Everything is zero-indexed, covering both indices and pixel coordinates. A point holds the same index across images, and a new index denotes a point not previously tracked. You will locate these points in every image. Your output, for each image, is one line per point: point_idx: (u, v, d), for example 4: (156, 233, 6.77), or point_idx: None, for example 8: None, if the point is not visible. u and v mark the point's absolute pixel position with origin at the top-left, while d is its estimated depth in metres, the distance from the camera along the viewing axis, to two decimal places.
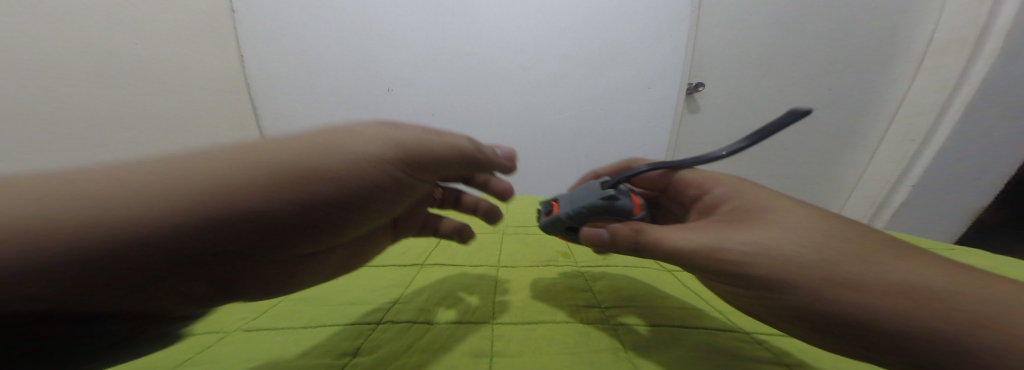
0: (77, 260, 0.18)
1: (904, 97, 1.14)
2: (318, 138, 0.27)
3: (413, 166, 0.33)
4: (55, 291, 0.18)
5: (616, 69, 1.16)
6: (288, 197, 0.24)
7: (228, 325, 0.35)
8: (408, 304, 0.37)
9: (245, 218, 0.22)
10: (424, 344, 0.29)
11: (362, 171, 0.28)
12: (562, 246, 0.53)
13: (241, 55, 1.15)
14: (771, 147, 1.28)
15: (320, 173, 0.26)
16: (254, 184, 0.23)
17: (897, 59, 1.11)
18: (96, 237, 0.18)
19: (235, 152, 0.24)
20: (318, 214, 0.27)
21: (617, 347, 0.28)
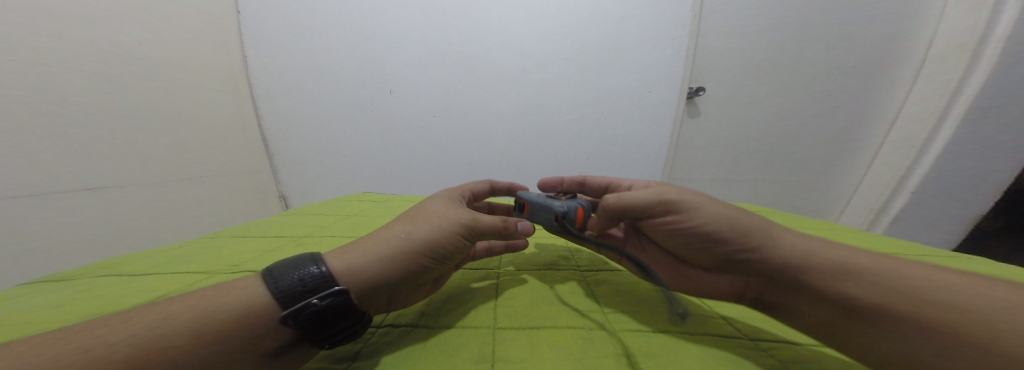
0: (311, 283, 0.27)
1: (902, 105, 1.16)
2: (412, 225, 0.35)
3: (467, 235, 0.38)
4: (293, 295, 0.26)
5: (616, 73, 1.17)
6: (389, 274, 0.31)
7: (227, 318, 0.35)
8: (409, 308, 0.36)
9: (363, 288, 0.29)
10: (427, 347, 0.28)
11: (435, 245, 0.34)
12: (563, 250, 0.52)
13: (241, 53, 1.13)
14: (770, 152, 1.29)
15: (409, 254, 0.32)
16: (373, 267, 0.30)
17: (899, 65, 1.12)
18: (319, 278, 0.27)
19: (365, 244, 0.32)
20: (405, 282, 0.33)
21: (620, 353, 0.28)
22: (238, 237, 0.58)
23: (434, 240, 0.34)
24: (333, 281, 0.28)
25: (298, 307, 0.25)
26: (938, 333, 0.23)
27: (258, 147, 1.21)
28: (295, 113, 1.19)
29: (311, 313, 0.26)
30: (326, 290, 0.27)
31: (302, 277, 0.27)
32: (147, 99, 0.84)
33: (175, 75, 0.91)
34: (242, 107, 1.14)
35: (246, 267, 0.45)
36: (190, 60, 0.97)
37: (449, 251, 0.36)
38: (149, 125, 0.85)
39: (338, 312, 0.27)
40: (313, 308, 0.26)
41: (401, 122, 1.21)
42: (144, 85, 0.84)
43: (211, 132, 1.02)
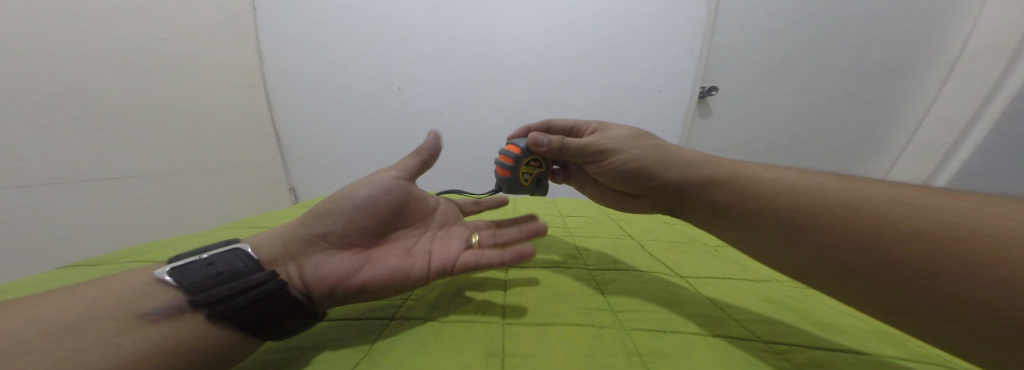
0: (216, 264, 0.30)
1: (930, 106, 1.12)
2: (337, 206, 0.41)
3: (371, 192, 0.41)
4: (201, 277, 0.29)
5: (626, 72, 1.15)
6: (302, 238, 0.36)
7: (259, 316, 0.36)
8: (421, 301, 0.37)
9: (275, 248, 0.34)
10: (437, 341, 0.29)
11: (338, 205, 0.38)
12: (572, 248, 0.52)
13: (257, 48, 1.14)
14: (783, 153, 1.26)
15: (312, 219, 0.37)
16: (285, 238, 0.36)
17: (928, 65, 1.08)
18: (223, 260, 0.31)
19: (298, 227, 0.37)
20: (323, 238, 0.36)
21: (632, 351, 0.28)
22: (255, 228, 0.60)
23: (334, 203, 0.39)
24: (238, 256, 0.32)
25: (195, 282, 0.28)
26: (890, 246, 0.25)
27: (271, 141, 1.24)
28: (306, 108, 1.21)
29: (214, 283, 0.29)
30: (225, 265, 0.30)
31: (211, 265, 0.30)
32: (167, 91, 0.87)
33: (193, 70, 0.94)
34: (255, 103, 1.16)
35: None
36: (207, 55, 0.98)
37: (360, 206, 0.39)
38: (172, 118, 0.88)
39: (233, 276, 0.30)
40: (214, 279, 0.29)
41: (409, 118, 1.22)
42: (169, 80, 0.87)
43: (227, 126, 1.05)
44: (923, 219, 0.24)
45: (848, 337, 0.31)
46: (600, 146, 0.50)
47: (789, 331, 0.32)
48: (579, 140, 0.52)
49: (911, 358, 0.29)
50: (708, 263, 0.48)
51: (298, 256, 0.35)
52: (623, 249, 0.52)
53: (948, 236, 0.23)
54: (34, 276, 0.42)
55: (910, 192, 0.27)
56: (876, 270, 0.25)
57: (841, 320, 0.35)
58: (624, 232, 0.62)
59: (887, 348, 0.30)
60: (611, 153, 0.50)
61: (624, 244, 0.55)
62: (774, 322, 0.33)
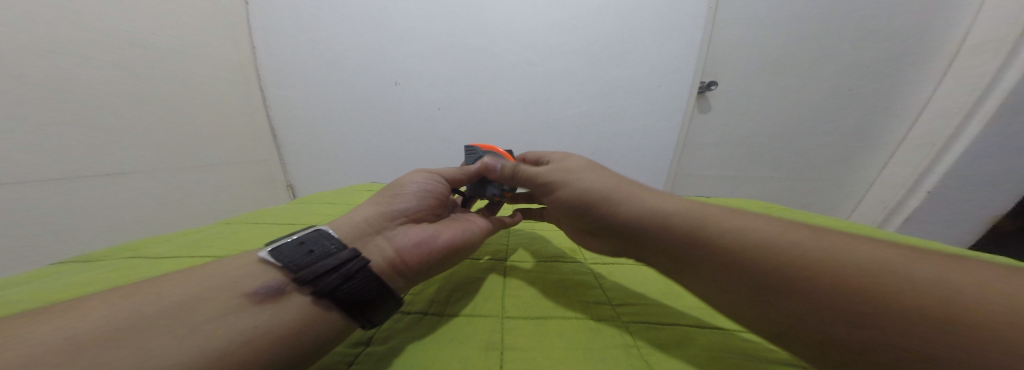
0: (309, 243, 0.31)
1: (928, 100, 1.12)
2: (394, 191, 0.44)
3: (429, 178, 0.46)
4: (301, 257, 0.30)
5: (625, 67, 1.14)
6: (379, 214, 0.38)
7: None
8: (420, 296, 0.36)
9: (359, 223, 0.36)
10: (434, 335, 0.29)
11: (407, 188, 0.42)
12: (569, 243, 0.52)
13: (251, 43, 1.12)
14: (781, 148, 1.26)
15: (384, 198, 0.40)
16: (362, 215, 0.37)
17: (927, 59, 1.08)
18: (312, 239, 0.32)
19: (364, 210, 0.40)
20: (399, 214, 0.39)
21: (628, 343, 0.28)
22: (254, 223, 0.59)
23: (401, 188, 0.42)
24: (328, 236, 0.33)
25: (300, 263, 0.29)
26: (859, 316, 0.22)
27: (267, 137, 1.22)
28: (302, 105, 1.20)
29: (314, 264, 0.30)
30: (322, 244, 0.31)
31: (306, 247, 0.31)
32: (161, 87, 0.85)
33: (185, 67, 0.92)
34: (251, 99, 1.15)
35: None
36: (200, 50, 0.97)
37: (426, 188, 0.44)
38: (167, 115, 0.87)
39: (332, 257, 0.30)
40: (314, 260, 0.30)
41: (407, 114, 1.21)
42: (163, 77, 0.86)
43: (214, 119, 1.01)
44: (894, 289, 0.21)
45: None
46: (551, 176, 0.45)
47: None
48: (528, 168, 0.47)
49: None
50: None
51: (382, 231, 0.37)
52: None
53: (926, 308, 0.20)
54: (31, 272, 0.42)
55: (870, 245, 0.24)
56: (846, 343, 0.22)
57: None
58: None
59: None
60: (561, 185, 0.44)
61: None
62: None
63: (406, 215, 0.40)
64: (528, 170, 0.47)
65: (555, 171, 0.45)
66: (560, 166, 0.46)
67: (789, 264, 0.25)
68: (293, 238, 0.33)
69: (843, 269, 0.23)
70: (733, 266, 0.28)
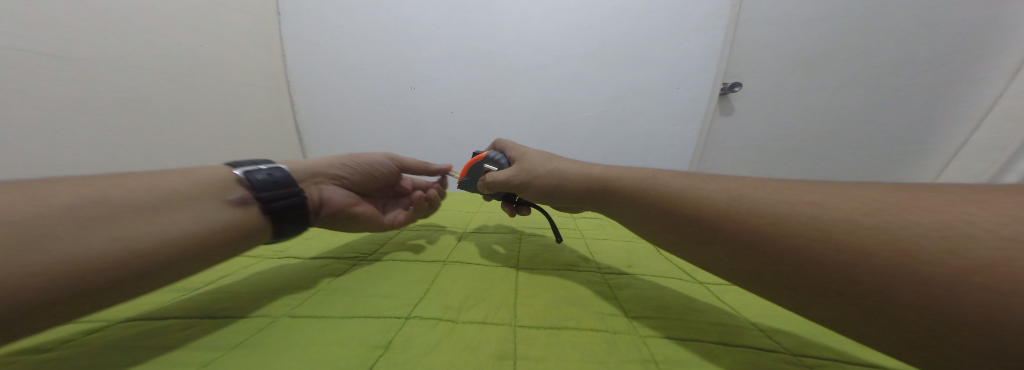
0: (274, 174, 0.41)
1: (997, 99, 1.03)
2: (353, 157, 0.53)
3: (381, 165, 0.56)
4: (264, 180, 0.39)
5: (641, 69, 1.12)
6: (329, 172, 0.48)
7: (274, 309, 0.31)
8: (436, 300, 0.33)
9: (308, 172, 0.46)
10: (447, 343, 0.27)
11: (359, 164, 0.53)
12: (583, 251, 0.51)
13: (281, 51, 1.15)
14: (813, 152, 1.19)
15: (339, 162, 0.50)
16: (317, 165, 0.47)
17: (997, 55, 0.98)
18: (275, 171, 0.41)
19: (323, 159, 0.49)
20: (340, 178, 0.50)
21: (646, 359, 0.26)
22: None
23: (358, 158, 0.53)
24: (286, 172, 0.42)
25: (263, 185, 0.38)
26: (870, 270, 0.21)
27: (294, 141, 1.27)
28: (324, 110, 1.24)
29: (272, 188, 0.39)
30: (282, 177, 0.41)
31: (268, 173, 0.40)
32: (216, 97, 0.92)
33: (229, 76, 0.96)
34: (280, 104, 1.19)
35: (303, 263, 0.43)
36: (244, 61, 1.01)
37: (371, 172, 0.54)
38: (214, 123, 0.93)
39: (288, 188, 0.40)
40: (272, 186, 0.39)
41: (421, 118, 1.24)
42: (217, 88, 0.92)
43: (258, 128, 1.09)
44: (903, 232, 0.21)
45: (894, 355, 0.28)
46: (519, 181, 0.48)
47: (822, 345, 0.29)
48: (498, 176, 0.49)
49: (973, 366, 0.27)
50: None
51: (317, 182, 0.47)
52: (637, 254, 0.51)
53: (939, 253, 0.20)
54: None
55: (892, 199, 0.24)
56: (864, 299, 0.22)
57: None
58: (635, 234, 0.60)
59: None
60: (533, 187, 0.47)
61: (635, 247, 0.53)
62: (802, 333, 0.31)
63: (340, 180, 0.50)
64: (500, 176, 0.50)
65: (522, 174, 0.47)
66: (525, 168, 0.48)
67: (779, 223, 0.26)
68: (263, 168, 0.41)
69: (838, 225, 0.23)
70: (724, 235, 0.29)
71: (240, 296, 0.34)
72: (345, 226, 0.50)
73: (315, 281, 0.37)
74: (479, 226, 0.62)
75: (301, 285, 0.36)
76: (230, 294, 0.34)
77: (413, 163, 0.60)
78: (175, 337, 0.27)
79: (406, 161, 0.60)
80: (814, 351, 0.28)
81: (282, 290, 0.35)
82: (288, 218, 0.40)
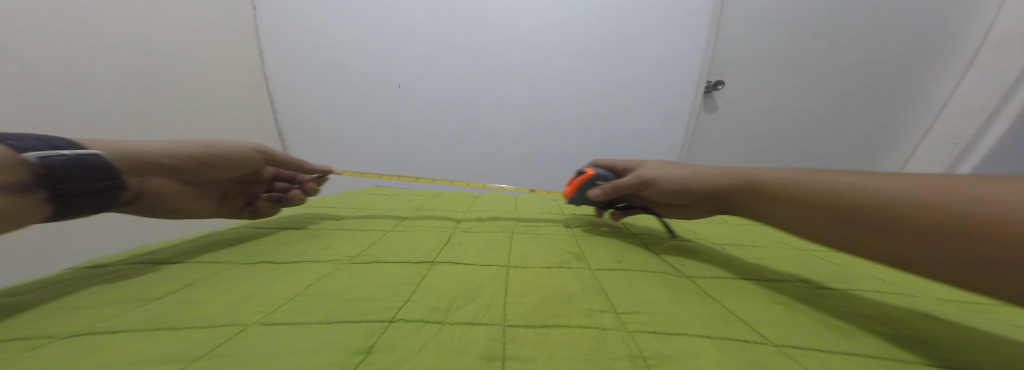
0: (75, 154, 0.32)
1: (953, 94, 1.10)
2: (210, 144, 0.46)
3: (249, 158, 0.51)
4: (57, 161, 0.30)
5: (628, 67, 1.13)
6: (175, 165, 0.41)
7: (234, 310, 0.27)
8: (422, 302, 0.32)
9: (139, 163, 0.38)
10: (434, 347, 0.26)
11: (221, 156, 0.47)
12: (572, 247, 0.50)
13: (259, 48, 1.11)
14: (791, 147, 1.23)
15: (194, 153, 0.43)
16: (157, 154, 0.40)
17: (952, 55, 1.05)
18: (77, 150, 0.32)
19: (168, 145, 0.41)
20: (188, 170, 0.43)
21: (634, 355, 0.26)
22: (265, 219, 0.56)
23: (221, 150, 0.47)
24: (103, 158, 0.34)
25: (53, 169, 0.30)
26: None
27: (274, 141, 1.22)
28: (307, 109, 1.20)
29: (73, 172, 0.31)
30: (86, 159, 0.32)
31: (63, 153, 0.31)
32: (206, 99, 0.90)
33: (210, 74, 0.92)
34: (261, 103, 1.14)
35: (261, 255, 0.38)
36: (222, 59, 0.97)
37: (235, 165, 0.49)
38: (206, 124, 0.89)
39: (97, 173, 0.33)
40: (73, 170, 0.31)
41: (409, 117, 1.22)
42: (204, 87, 0.90)
43: (234, 132, 1.02)
44: None
45: (894, 336, 0.26)
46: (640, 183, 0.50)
47: (812, 339, 0.26)
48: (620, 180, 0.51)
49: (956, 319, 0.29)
50: (714, 263, 0.43)
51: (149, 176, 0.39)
52: (626, 249, 0.49)
53: None
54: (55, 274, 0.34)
55: None
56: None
57: (885, 327, 0.27)
58: (625, 230, 0.59)
59: (964, 361, 0.23)
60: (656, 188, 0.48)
61: (625, 243, 0.52)
62: (791, 326, 0.28)
63: (183, 171, 0.43)
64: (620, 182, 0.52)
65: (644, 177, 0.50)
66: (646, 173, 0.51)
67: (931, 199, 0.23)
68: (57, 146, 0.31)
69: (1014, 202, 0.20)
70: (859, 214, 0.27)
71: (184, 294, 0.29)
72: (164, 215, 0.44)
73: (290, 279, 0.33)
74: (469, 224, 0.59)
75: (276, 282, 0.32)
76: (167, 293, 0.29)
77: (283, 158, 0.57)
78: (92, 345, 0.22)
79: (274, 154, 0.55)
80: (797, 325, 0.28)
81: (241, 290, 0.30)
82: (80, 206, 0.33)
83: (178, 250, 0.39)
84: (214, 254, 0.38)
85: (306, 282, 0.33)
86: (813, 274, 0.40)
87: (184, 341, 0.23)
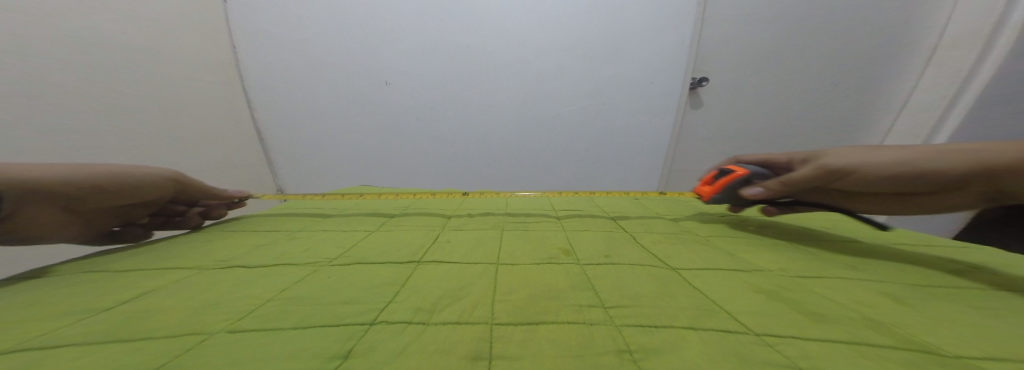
0: None
1: (913, 92, 1.10)
2: (118, 169, 0.43)
3: (158, 185, 0.48)
4: None
5: (617, 64, 1.14)
6: (68, 190, 0.38)
7: (203, 319, 0.25)
8: (406, 303, 0.31)
9: (20, 189, 0.34)
10: (415, 348, 0.25)
11: (129, 183, 0.44)
12: (564, 243, 0.50)
13: (231, 43, 1.08)
14: (772, 142, 1.26)
15: (98, 179, 0.40)
16: (46, 181, 0.36)
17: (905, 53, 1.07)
18: None
19: (60, 170, 0.38)
20: (84, 197, 0.39)
21: (620, 349, 0.26)
22: (244, 218, 0.53)
23: (132, 176, 0.44)
24: None
25: None
26: None
27: (254, 141, 1.18)
28: (289, 106, 1.15)
29: None
30: None
31: None
32: (140, 92, 0.84)
33: (157, 65, 0.88)
34: (233, 99, 1.10)
35: (236, 259, 0.36)
36: (183, 49, 0.94)
37: (144, 192, 0.46)
38: (139, 118, 0.84)
39: None
40: None
41: (399, 115, 1.19)
42: (140, 79, 0.84)
43: (200, 127, 0.99)
44: None
45: (881, 318, 0.26)
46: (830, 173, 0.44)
47: (792, 328, 0.26)
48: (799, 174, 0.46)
49: (938, 298, 0.29)
50: (699, 252, 0.43)
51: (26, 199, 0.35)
52: (615, 243, 0.48)
53: None
54: (53, 267, 0.34)
55: None
56: None
57: (864, 311, 0.27)
58: (615, 223, 0.58)
59: (938, 345, 0.23)
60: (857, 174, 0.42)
61: (617, 235, 0.51)
62: (771, 316, 0.28)
63: (74, 198, 0.39)
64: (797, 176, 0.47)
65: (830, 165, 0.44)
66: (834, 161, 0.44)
67: None
68: None
69: None
70: None
71: (146, 302, 0.27)
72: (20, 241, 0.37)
73: (268, 284, 0.32)
74: (458, 223, 0.58)
75: (251, 287, 0.31)
76: (125, 301, 0.27)
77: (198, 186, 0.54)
78: (35, 360, 0.20)
79: (188, 182, 0.53)
80: (783, 312, 0.28)
81: (210, 296, 0.28)
82: None
83: (148, 252, 0.37)
84: (184, 258, 0.35)
85: (285, 286, 0.32)
86: (801, 256, 0.40)
87: (143, 352, 0.21)
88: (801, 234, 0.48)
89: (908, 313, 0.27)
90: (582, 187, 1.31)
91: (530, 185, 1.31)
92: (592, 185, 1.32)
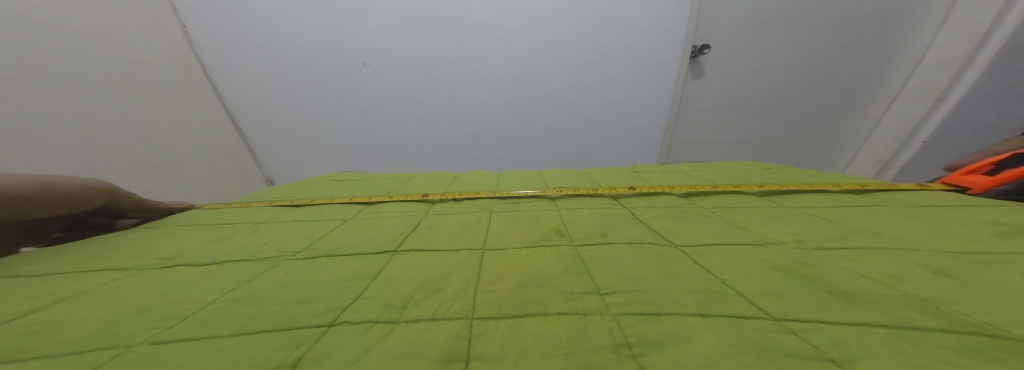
0: None
1: (926, 52, 1.02)
2: (39, 180, 0.36)
3: (92, 197, 0.40)
4: None
5: (613, 33, 1.05)
6: None
7: (130, 332, 0.22)
8: (374, 299, 0.28)
9: None
10: (377, 352, 0.22)
11: (58, 194, 0.36)
12: (557, 223, 0.45)
13: (180, 22, 0.97)
14: (777, 109, 1.20)
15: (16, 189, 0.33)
16: None
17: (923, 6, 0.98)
18: None
19: None
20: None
21: (618, 343, 0.22)
22: (208, 211, 0.49)
23: (57, 186, 0.37)
24: None
25: None
26: None
27: (231, 130, 1.11)
28: (263, 93, 1.08)
29: None
30: None
31: None
32: (83, 82, 0.76)
33: (100, 50, 0.79)
34: (198, 87, 1.02)
35: (183, 259, 0.32)
36: (125, 31, 0.85)
37: (73, 203, 0.38)
38: (91, 106, 0.77)
39: None
40: None
41: (382, 99, 1.12)
42: (82, 64, 0.76)
43: (161, 118, 0.92)
44: None
45: (918, 296, 0.22)
46: None
47: (820, 311, 0.22)
48: None
49: (980, 267, 0.25)
50: (704, 226, 0.39)
51: None
52: (611, 220, 0.44)
53: None
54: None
55: None
56: None
57: (899, 286, 0.24)
58: (613, 199, 0.54)
59: (997, 326, 0.19)
60: None
61: (614, 213, 0.47)
62: (794, 297, 0.24)
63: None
64: None
65: None
66: None
67: None
68: None
69: None
70: None
71: (61, 311, 0.24)
72: None
73: (215, 287, 0.28)
74: (443, 207, 0.53)
75: (197, 291, 0.27)
76: (37, 309, 0.24)
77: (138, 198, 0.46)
78: None
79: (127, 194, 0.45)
80: (804, 292, 0.24)
81: (140, 303, 0.25)
82: None
83: (86, 253, 0.33)
84: (125, 261, 0.32)
85: (236, 288, 0.28)
86: (820, 226, 0.35)
87: None
88: (815, 200, 0.44)
89: (949, 289, 0.23)
90: (578, 165, 1.26)
91: (524, 166, 1.26)
92: (589, 163, 1.27)
